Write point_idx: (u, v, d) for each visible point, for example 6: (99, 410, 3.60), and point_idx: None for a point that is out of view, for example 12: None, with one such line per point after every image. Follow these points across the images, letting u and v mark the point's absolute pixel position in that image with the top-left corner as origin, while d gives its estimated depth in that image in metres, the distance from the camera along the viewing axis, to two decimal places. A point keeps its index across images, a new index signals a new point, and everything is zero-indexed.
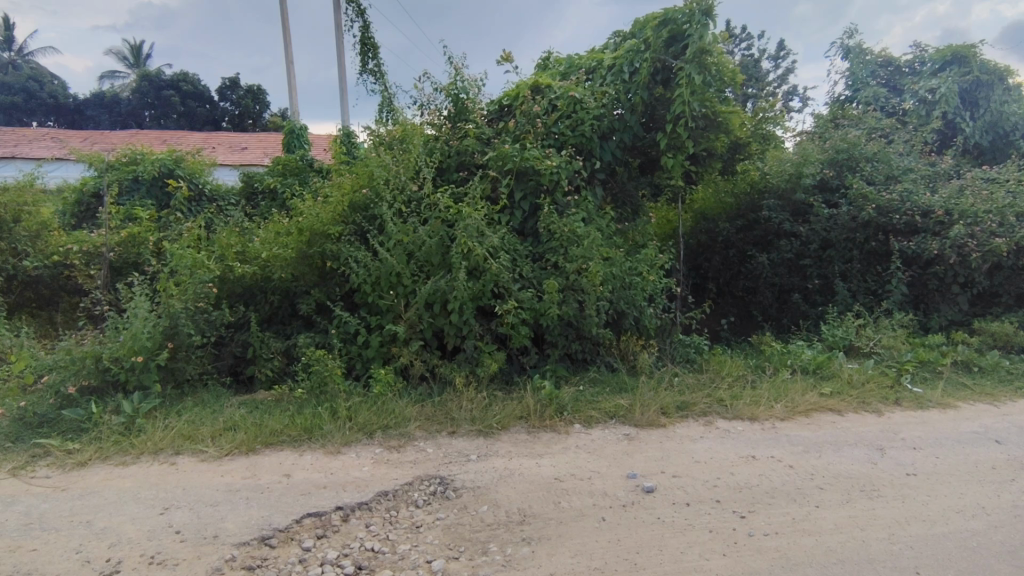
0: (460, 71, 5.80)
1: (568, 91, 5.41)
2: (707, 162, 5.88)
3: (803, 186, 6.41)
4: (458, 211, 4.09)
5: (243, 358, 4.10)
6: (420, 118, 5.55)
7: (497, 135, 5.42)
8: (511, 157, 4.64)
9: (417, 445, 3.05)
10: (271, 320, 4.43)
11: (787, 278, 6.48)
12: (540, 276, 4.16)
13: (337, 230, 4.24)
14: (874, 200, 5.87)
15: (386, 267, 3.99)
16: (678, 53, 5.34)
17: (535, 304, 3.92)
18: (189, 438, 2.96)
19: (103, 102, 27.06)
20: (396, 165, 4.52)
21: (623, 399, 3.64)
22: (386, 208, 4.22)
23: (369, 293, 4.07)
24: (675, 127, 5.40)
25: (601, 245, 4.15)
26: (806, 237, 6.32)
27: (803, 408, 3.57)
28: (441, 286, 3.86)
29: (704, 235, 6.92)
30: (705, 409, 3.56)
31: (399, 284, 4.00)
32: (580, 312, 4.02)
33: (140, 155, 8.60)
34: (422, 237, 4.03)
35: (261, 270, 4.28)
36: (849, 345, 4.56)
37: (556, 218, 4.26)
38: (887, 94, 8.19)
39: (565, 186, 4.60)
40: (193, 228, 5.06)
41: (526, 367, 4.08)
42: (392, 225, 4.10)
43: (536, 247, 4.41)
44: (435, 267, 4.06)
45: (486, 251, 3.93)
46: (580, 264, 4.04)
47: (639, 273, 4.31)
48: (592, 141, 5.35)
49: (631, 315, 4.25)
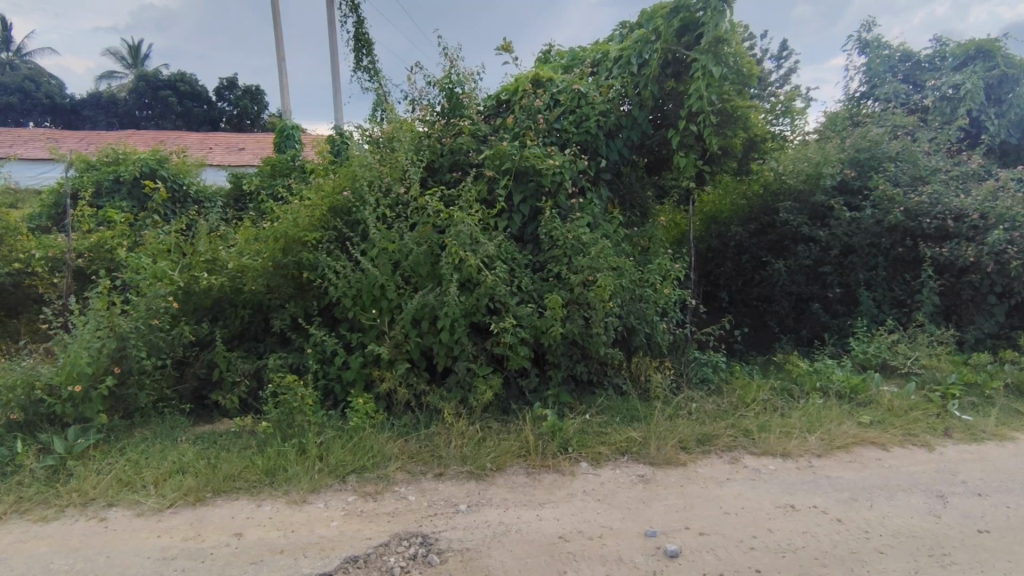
0: (455, 64, 5.38)
1: (571, 85, 5.04)
2: (722, 162, 5.43)
3: (822, 187, 6.00)
4: (449, 215, 3.66)
5: (208, 381, 3.66)
6: (412, 114, 5.10)
7: (495, 132, 4.99)
8: (509, 155, 4.20)
9: (397, 491, 2.61)
10: (242, 336, 4.00)
11: (806, 287, 6.04)
12: (541, 289, 3.73)
13: (315, 237, 3.81)
14: (902, 203, 5.43)
15: (368, 278, 3.56)
16: (690, 43, 4.91)
17: (536, 320, 3.49)
18: (128, 486, 2.54)
19: (99, 102, 26.66)
20: (381, 164, 4.08)
21: (635, 431, 3.20)
22: (369, 213, 3.78)
23: (349, 308, 3.64)
24: (688, 123, 4.97)
25: (610, 255, 3.72)
26: (827, 242, 5.86)
27: (842, 442, 3.13)
28: (430, 300, 3.43)
29: (715, 239, 6.62)
30: (729, 442, 3.11)
31: (383, 298, 3.57)
32: (585, 330, 3.59)
33: (121, 155, 8.21)
34: (409, 245, 3.60)
35: (231, 281, 3.84)
36: (883, 364, 4.12)
37: (559, 224, 3.83)
38: (908, 90, 7.73)
39: (568, 188, 4.17)
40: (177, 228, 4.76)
41: (525, 391, 3.63)
42: (375, 230, 3.67)
43: (536, 256, 3.98)
44: (424, 278, 3.64)
45: (480, 261, 3.50)
46: (586, 276, 3.62)
47: (651, 284, 3.90)
48: (598, 137, 4.94)
49: (641, 332, 3.83)
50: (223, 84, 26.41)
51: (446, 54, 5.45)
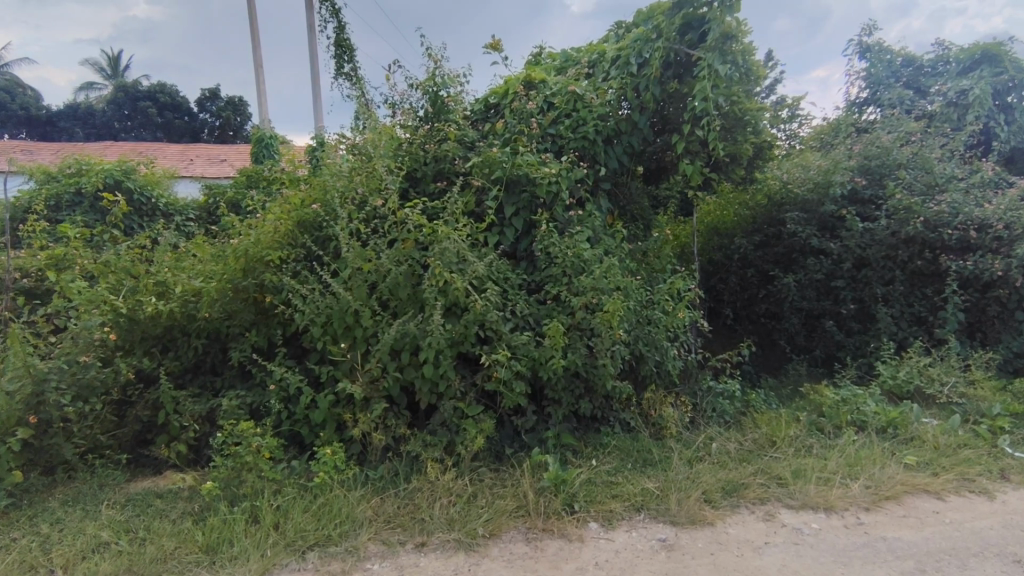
0: (439, 65, 4.98)
1: (566, 86, 4.63)
2: (728, 169, 5.11)
3: (831, 197, 5.65)
4: (432, 231, 3.22)
5: (154, 424, 3.17)
6: (393, 120, 4.68)
7: (483, 138, 4.57)
8: (500, 163, 3.78)
9: (369, 570, 2.13)
10: (198, 370, 3.51)
11: (817, 303, 5.67)
12: (539, 314, 3.31)
13: (279, 256, 3.34)
14: (920, 212, 5.06)
15: (341, 304, 3.11)
16: (693, 41, 4.52)
17: (533, 350, 3.04)
18: (30, 572, 2.04)
19: (76, 112, 25.96)
20: (356, 173, 3.64)
21: (651, 481, 2.75)
22: (341, 227, 3.32)
23: (319, 337, 3.18)
24: (693, 128, 4.58)
25: (615, 274, 3.31)
26: (839, 255, 5.52)
27: (891, 490, 2.71)
28: (411, 329, 2.98)
29: (717, 252, 6.38)
30: (761, 492, 2.67)
31: (358, 326, 3.13)
32: (589, 360, 3.16)
33: (85, 166, 7.71)
34: (387, 265, 3.15)
35: (182, 306, 3.35)
36: (916, 391, 3.75)
37: (557, 239, 3.41)
38: (913, 95, 7.44)
39: (566, 199, 3.76)
40: (134, 245, 4.31)
41: (521, 432, 3.16)
42: (348, 248, 3.22)
43: (531, 275, 3.55)
44: (405, 302, 3.19)
45: (469, 282, 3.06)
46: (589, 299, 3.20)
47: (661, 307, 3.49)
48: (595, 145, 4.51)
49: (651, 360, 3.41)
50: (204, 95, 25.86)
51: (430, 55, 5.04)
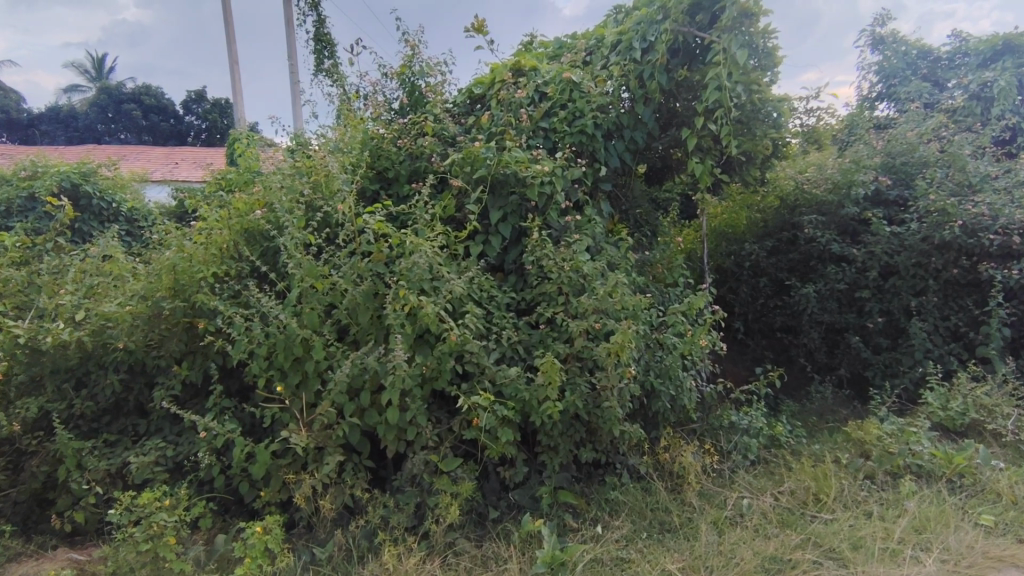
0: (417, 50, 4.41)
1: (560, 73, 4.05)
2: (743, 170, 4.47)
3: (853, 198, 5.13)
4: (400, 242, 2.66)
5: (57, 483, 2.59)
6: (363, 113, 4.11)
7: (466, 133, 3.99)
8: (484, 159, 3.21)
9: None
10: (119, 410, 2.91)
11: (839, 315, 5.10)
12: (530, 343, 2.75)
13: (215, 273, 2.75)
14: (958, 215, 4.52)
15: (286, 333, 2.53)
16: (705, 21, 3.95)
17: (523, 389, 2.48)
18: None
19: (58, 116, 25.23)
20: (314, 173, 3.07)
21: (674, 559, 2.18)
22: (287, 237, 2.73)
23: (260, 373, 2.60)
24: (705, 121, 4.00)
25: (622, 292, 2.75)
26: (863, 262, 4.98)
27: (978, 567, 2.14)
28: (370, 365, 2.41)
29: (727, 258, 5.78)
30: (814, 572, 2.11)
31: (308, 359, 2.55)
32: (592, 399, 2.60)
33: (40, 169, 7.09)
34: (343, 284, 2.57)
35: (94, 335, 2.75)
36: (971, 425, 3.23)
37: (551, 250, 2.86)
38: (932, 89, 6.93)
39: (561, 202, 3.19)
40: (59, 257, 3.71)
41: (509, 487, 2.59)
42: (296, 263, 2.63)
43: (520, 293, 2.99)
44: (366, 329, 2.62)
45: (443, 306, 2.49)
46: (590, 324, 2.65)
47: (676, 330, 2.94)
48: (595, 140, 3.92)
49: (665, 395, 2.86)
50: (190, 97, 25.21)
51: (408, 41, 4.47)
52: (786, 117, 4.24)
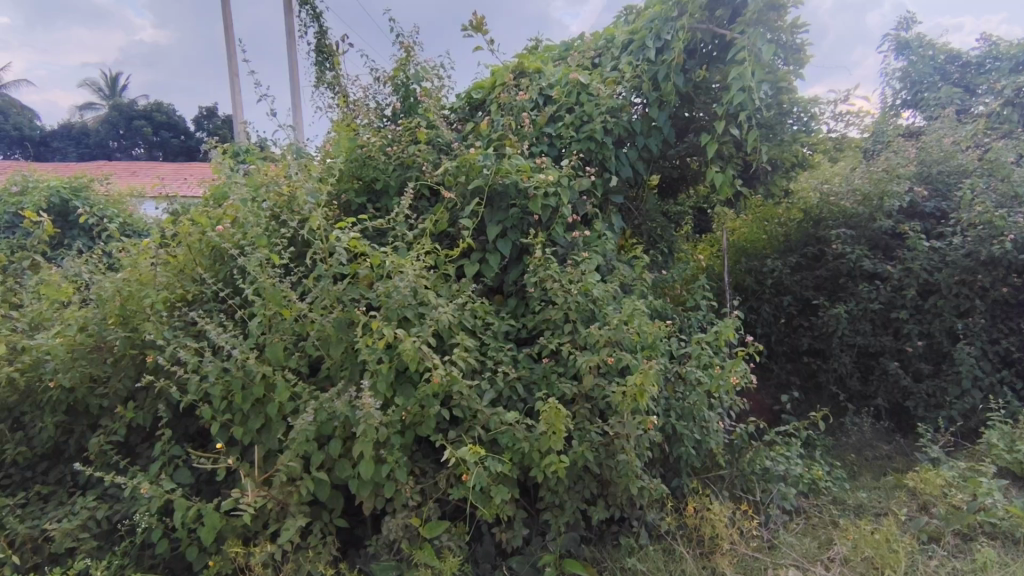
0: (412, 53, 4.07)
1: (567, 75, 3.69)
2: (768, 180, 4.07)
3: (886, 211, 4.72)
4: (379, 262, 2.28)
5: None
6: (352, 120, 3.76)
7: (464, 140, 3.64)
8: (480, 168, 2.84)
9: None
10: (58, 455, 2.54)
11: (874, 339, 4.64)
12: (531, 380, 2.36)
13: (164, 298, 2.38)
14: (1008, 229, 4.09)
15: (244, 370, 2.15)
16: (726, 16, 3.58)
17: (522, 438, 2.08)
18: None
19: (69, 133, 25.32)
20: (288, 186, 2.72)
21: None
22: (247, 257, 2.35)
23: (214, 418, 2.22)
24: (727, 126, 3.60)
25: (638, 321, 2.36)
26: (899, 280, 4.53)
27: None
28: (340, 410, 2.03)
29: (747, 275, 5.23)
30: None
31: (270, 401, 2.18)
32: (604, 448, 2.21)
33: (29, 184, 6.81)
34: (310, 313, 2.20)
35: (28, 372, 2.39)
36: None
37: (555, 271, 2.48)
38: (963, 94, 6.53)
39: (567, 216, 2.82)
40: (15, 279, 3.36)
41: (506, 552, 2.19)
42: (257, 289, 2.26)
43: (520, 320, 2.61)
44: (338, 364, 2.24)
45: (427, 338, 2.11)
46: (602, 358, 2.26)
47: (701, 363, 2.54)
48: (606, 147, 3.53)
49: (688, 440, 2.49)
50: (199, 114, 25.23)
51: (402, 44, 4.14)
52: (816, 120, 3.84)
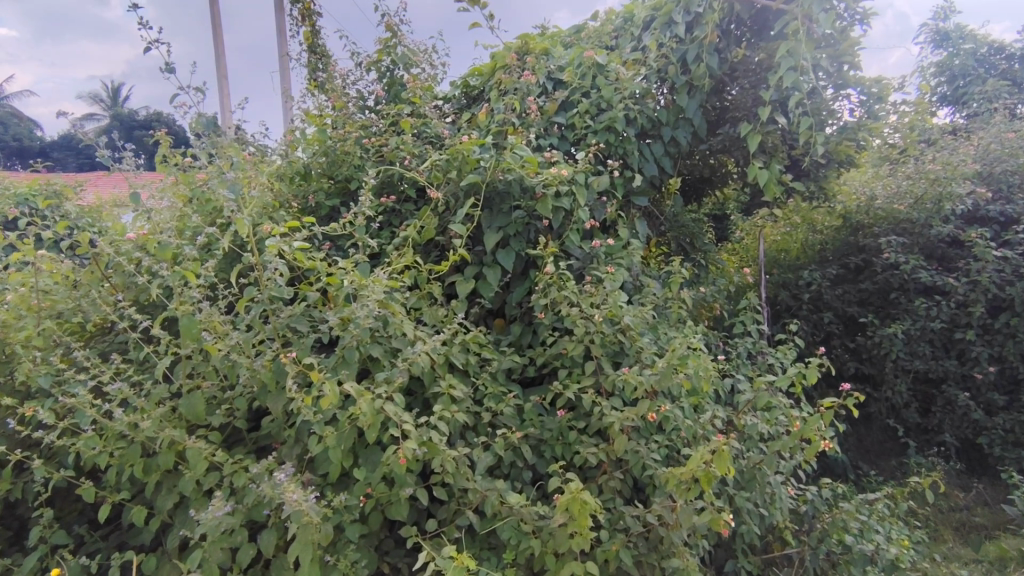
0: (399, 33, 3.48)
1: (580, 55, 3.10)
2: (817, 177, 3.46)
3: (945, 215, 4.08)
4: (335, 282, 1.68)
5: None
6: (328, 109, 3.18)
7: (459, 132, 3.05)
8: (475, 162, 2.24)
9: None
10: None
11: (935, 363, 4.02)
12: (542, 439, 1.76)
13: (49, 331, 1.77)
14: None
15: (143, 434, 1.55)
16: None
17: (530, 532, 1.48)
18: None
19: (69, 142, 24.95)
20: (224, 186, 2.12)
21: None
22: (156, 277, 1.73)
23: (109, 496, 1.62)
24: (771, 115, 3.01)
25: (686, 362, 1.75)
26: (964, 296, 3.91)
27: None
28: (271, 494, 1.43)
29: (780, 290, 4.50)
30: None
31: (182, 474, 1.57)
32: (643, 538, 1.59)
33: None
34: (236, 354, 1.59)
35: None
36: None
37: (572, 294, 1.87)
38: (1013, 87, 5.92)
39: (584, 221, 2.22)
40: None
41: None
42: (166, 320, 1.64)
43: (526, 355, 2.00)
44: (280, 422, 1.64)
45: (395, 391, 1.50)
46: (638, 413, 1.66)
47: (765, 415, 1.94)
48: (628, 140, 2.96)
49: (750, 514, 1.89)
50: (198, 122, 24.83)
51: (388, 22, 3.56)
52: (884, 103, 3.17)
